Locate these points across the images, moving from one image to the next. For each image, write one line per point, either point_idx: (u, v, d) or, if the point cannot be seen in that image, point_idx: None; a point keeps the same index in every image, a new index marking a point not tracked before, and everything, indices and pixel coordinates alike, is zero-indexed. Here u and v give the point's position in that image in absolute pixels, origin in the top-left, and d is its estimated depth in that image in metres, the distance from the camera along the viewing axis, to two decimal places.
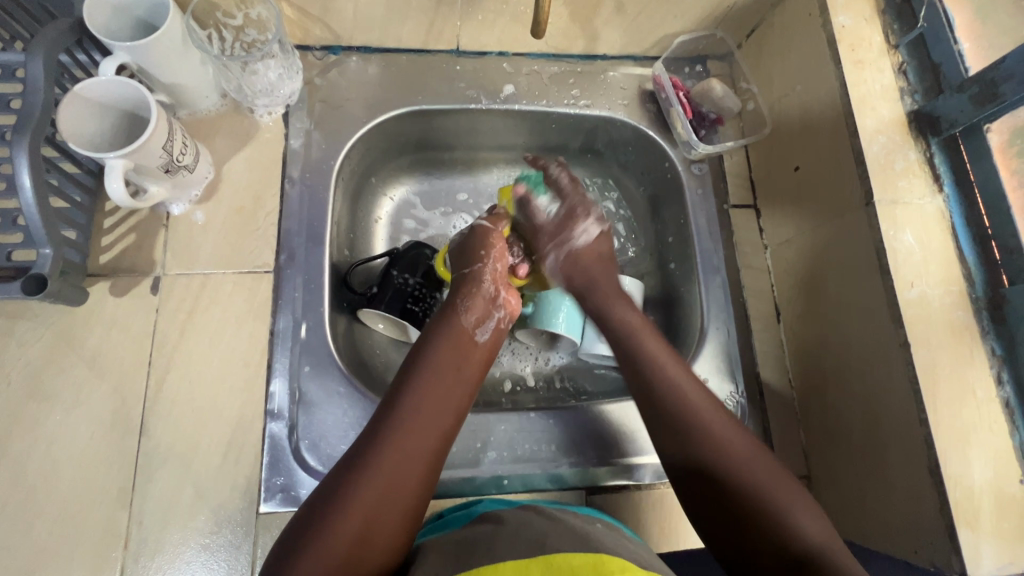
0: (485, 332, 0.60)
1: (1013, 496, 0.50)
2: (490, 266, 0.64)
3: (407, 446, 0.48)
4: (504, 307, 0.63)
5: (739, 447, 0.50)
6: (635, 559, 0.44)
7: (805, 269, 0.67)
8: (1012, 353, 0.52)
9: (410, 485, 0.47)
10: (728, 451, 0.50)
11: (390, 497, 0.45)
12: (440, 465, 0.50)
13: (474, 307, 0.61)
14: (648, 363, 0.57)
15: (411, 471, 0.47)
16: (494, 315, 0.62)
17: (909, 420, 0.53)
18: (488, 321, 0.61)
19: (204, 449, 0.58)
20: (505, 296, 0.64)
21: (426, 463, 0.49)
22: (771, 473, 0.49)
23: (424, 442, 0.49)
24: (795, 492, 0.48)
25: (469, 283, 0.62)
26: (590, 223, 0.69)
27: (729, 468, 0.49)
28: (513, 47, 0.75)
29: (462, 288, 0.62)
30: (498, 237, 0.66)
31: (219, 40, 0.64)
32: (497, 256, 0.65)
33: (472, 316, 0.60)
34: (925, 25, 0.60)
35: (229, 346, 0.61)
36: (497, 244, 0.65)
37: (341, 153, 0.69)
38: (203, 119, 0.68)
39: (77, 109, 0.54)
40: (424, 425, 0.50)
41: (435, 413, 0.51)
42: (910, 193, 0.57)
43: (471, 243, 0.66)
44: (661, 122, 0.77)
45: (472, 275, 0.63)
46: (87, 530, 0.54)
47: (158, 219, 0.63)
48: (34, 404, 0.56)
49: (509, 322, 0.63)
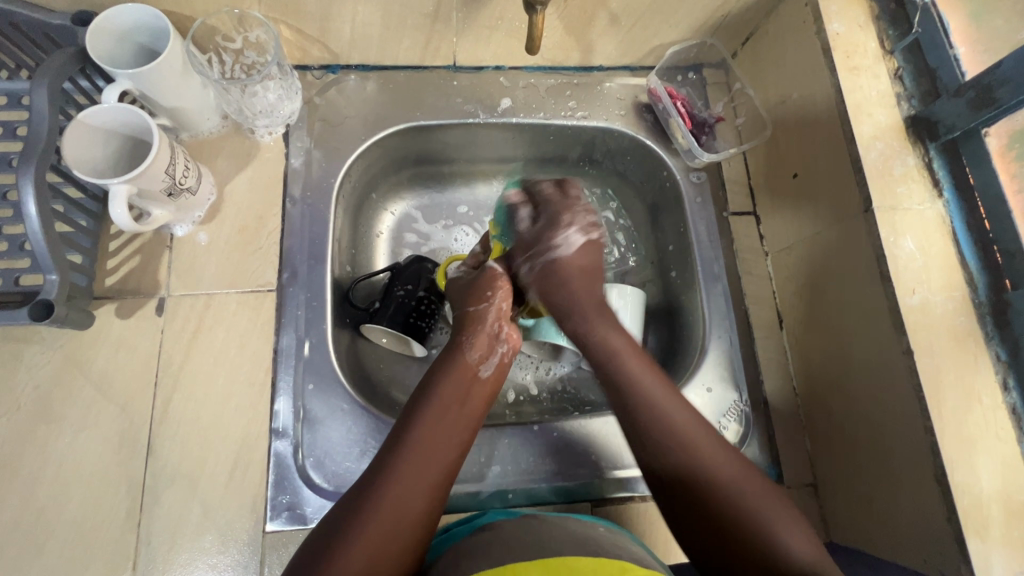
0: (488, 366, 0.58)
1: (1022, 503, 0.49)
2: (495, 306, 0.61)
3: (413, 478, 0.48)
4: (507, 342, 0.61)
5: (721, 463, 0.49)
6: (638, 562, 0.45)
7: (808, 277, 0.67)
8: (1017, 358, 0.51)
9: (413, 514, 0.46)
10: (689, 449, 0.50)
11: (394, 533, 0.45)
12: (443, 497, 0.50)
13: (478, 343, 0.59)
14: (612, 361, 0.56)
15: (413, 503, 0.47)
16: (497, 350, 0.59)
17: (915, 427, 0.52)
18: (491, 355, 0.59)
19: (210, 470, 0.58)
20: (508, 330, 0.61)
21: (429, 492, 0.48)
22: (792, 531, 0.46)
23: (426, 474, 0.49)
24: (740, 475, 0.49)
25: (472, 322, 0.60)
26: (574, 230, 0.62)
27: (681, 442, 0.51)
28: (509, 61, 0.75)
29: (466, 327, 0.60)
30: (506, 281, 0.63)
31: (219, 64, 0.66)
32: (503, 295, 0.62)
33: (476, 352, 0.58)
34: (920, 30, 0.60)
35: (233, 365, 0.62)
36: (503, 287, 0.62)
37: (341, 170, 0.70)
38: (205, 141, 0.69)
39: (83, 135, 0.55)
40: (428, 458, 0.50)
41: (436, 444, 0.51)
42: (909, 199, 0.57)
43: (477, 280, 0.64)
44: (660, 132, 0.77)
45: (477, 315, 0.60)
46: (97, 550, 0.55)
47: (162, 241, 0.64)
48: (42, 427, 0.57)
49: (513, 355, 0.61)
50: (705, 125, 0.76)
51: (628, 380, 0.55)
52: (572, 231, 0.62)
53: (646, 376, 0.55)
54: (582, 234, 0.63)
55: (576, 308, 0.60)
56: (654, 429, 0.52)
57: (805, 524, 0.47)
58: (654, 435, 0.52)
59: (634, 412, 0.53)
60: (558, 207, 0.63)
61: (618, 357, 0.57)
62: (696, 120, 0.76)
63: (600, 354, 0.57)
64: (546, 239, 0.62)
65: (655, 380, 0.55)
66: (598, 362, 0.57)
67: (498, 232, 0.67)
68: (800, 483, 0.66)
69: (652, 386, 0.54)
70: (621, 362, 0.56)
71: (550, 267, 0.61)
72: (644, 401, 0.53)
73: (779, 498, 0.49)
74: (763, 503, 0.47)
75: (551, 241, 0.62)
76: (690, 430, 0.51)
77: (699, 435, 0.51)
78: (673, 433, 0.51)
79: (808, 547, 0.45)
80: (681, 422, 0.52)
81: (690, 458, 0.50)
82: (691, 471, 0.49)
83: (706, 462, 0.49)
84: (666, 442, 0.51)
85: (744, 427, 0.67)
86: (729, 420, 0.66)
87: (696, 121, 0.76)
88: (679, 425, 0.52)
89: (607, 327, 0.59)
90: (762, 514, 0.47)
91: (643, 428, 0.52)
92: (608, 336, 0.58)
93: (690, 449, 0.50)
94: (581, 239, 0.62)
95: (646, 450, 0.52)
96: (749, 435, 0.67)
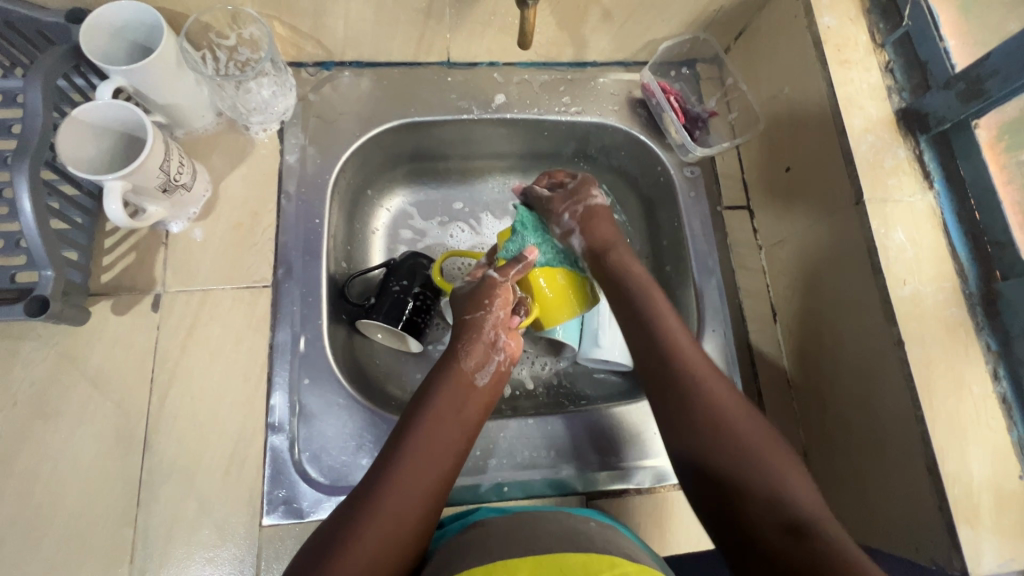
0: (484, 375, 0.58)
1: (1012, 492, 0.50)
2: (493, 314, 0.60)
3: (410, 486, 0.48)
4: (504, 350, 0.60)
5: (734, 403, 0.51)
6: (631, 557, 0.45)
7: (801, 269, 0.67)
8: (1007, 348, 0.52)
9: (410, 522, 0.47)
10: (708, 389, 0.52)
11: (392, 540, 0.45)
12: (440, 504, 0.50)
13: (474, 351, 0.58)
14: (640, 298, 0.59)
15: (411, 510, 0.47)
16: (493, 359, 0.59)
17: (906, 417, 0.53)
18: (487, 364, 0.59)
19: (206, 465, 0.58)
20: (506, 339, 0.61)
21: (426, 500, 0.48)
22: (796, 482, 0.46)
23: (423, 484, 0.49)
24: (751, 418, 0.51)
25: (469, 329, 0.59)
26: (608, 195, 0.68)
27: (698, 380, 0.53)
28: (503, 57, 0.76)
29: (463, 333, 0.59)
30: (507, 288, 0.61)
31: (214, 61, 0.66)
32: (502, 304, 0.60)
33: (472, 361, 0.58)
34: (909, 24, 0.61)
35: (229, 360, 0.62)
36: (503, 295, 0.60)
37: (336, 166, 0.70)
38: (200, 137, 0.69)
39: (77, 132, 0.55)
40: (426, 468, 0.50)
41: (433, 454, 0.51)
42: (900, 191, 0.57)
43: (476, 287, 0.62)
44: (653, 127, 0.77)
45: (473, 323, 0.59)
46: (94, 545, 0.55)
47: (157, 237, 0.64)
48: (38, 423, 0.57)
49: (509, 363, 0.61)
50: (698, 120, 0.77)
51: (652, 317, 0.57)
52: (600, 195, 0.66)
53: (670, 321, 0.58)
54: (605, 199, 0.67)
55: (609, 251, 0.63)
56: (676, 362, 0.54)
57: (805, 473, 0.48)
58: (676, 370, 0.54)
59: (657, 345, 0.55)
60: (580, 180, 0.67)
61: (645, 295, 0.59)
62: (690, 115, 0.77)
63: (624, 301, 0.60)
64: (585, 192, 0.66)
65: (679, 323, 0.57)
66: (623, 302, 0.60)
67: (505, 237, 0.65)
68: None
69: (675, 328, 0.57)
70: (649, 302, 0.59)
71: (589, 214, 0.65)
72: (667, 338, 0.56)
73: (785, 446, 0.50)
74: (768, 449, 0.48)
75: (586, 194, 0.66)
76: (706, 370, 0.54)
77: (716, 381, 0.53)
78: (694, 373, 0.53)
79: (811, 496, 0.46)
80: (699, 363, 0.54)
81: (705, 394, 0.52)
82: (705, 403, 0.51)
83: (721, 398, 0.52)
84: (686, 375, 0.53)
85: None
86: None
87: (690, 115, 0.77)
88: (696, 365, 0.54)
89: (639, 270, 0.62)
90: (769, 458, 0.48)
91: (664, 362, 0.54)
92: (641, 278, 0.61)
93: (706, 385, 0.52)
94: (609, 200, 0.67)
95: (664, 382, 0.54)
96: None
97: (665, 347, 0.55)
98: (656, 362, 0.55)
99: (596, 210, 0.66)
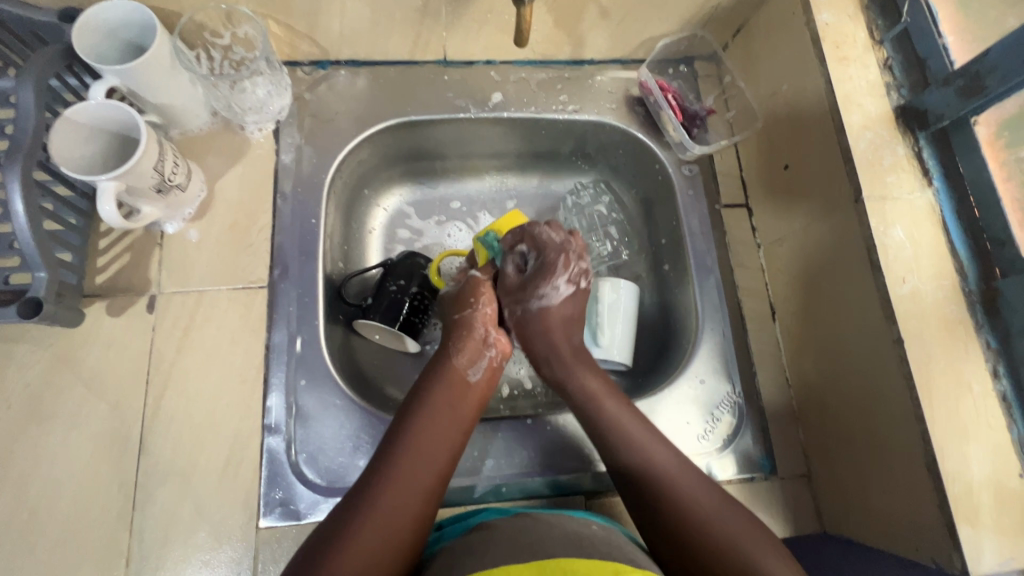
0: (477, 370, 0.59)
1: (1012, 490, 0.49)
2: (480, 311, 0.63)
3: (407, 481, 0.48)
4: (495, 346, 0.62)
5: (694, 499, 0.50)
6: (632, 563, 0.45)
7: (800, 267, 0.67)
8: (1007, 346, 0.51)
9: (409, 516, 0.47)
10: (669, 490, 0.51)
11: (390, 533, 0.45)
12: (438, 499, 0.50)
13: (466, 348, 0.60)
14: (592, 405, 0.58)
15: (409, 505, 0.47)
16: (486, 354, 0.60)
17: (905, 415, 0.52)
18: (480, 360, 0.60)
19: (202, 467, 0.58)
20: (496, 335, 0.62)
21: (424, 495, 0.48)
22: (767, 557, 0.45)
23: (420, 479, 0.49)
24: (716, 508, 0.50)
25: (460, 327, 0.62)
26: (564, 281, 0.63)
27: (659, 481, 0.52)
28: (500, 55, 0.75)
29: (454, 331, 0.61)
30: (490, 288, 0.65)
31: (208, 60, 0.66)
32: (487, 300, 0.64)
33: (464, 357, 0.59)
34: (908, 20, 0.60)
35: (225, 361, 0.61)
36: (487, 291, 0.64)
37: (332, 166, 0.70)
38: (195, 137, 0.68)
39: (70, 132, 0.55)
40: (423, 462, 0.50)
41: (429, 448, 0.51)
42: (899, 188, 0.57)
43: (462, 288, 0.66)
44: (651, 125, 0.77)
45: (463, 321, 0.62)
46: (89, 548, 0.55)
47: (152, 238, 0.64)
48: (33, 426, 0.57)
49: (502, 360, 0.62)
50: (697, 118, 0.76)
51: (606, 424, 0.56)
52: (559, 282, 0.63)
53: (625, 418, 0.56)
54: (570, 284, 0.63)
55: (558, 351, 0.61)
56: (636, 471, 0.53)
57: (784, 554, 0.47)
58: (639, 486, 0.52)
59: (614, 456, 0.55)
60: (550, 255, 0.63)
61: (595, 400, 0.58)
62: (688, 112, 0.76)
63: (580, 415, 0.59)
64: (534, 289, 0.62)
65: (633, 419, 0.56)
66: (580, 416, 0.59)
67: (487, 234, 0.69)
68: (793, 474, 0.66)
69: (630, 428, 0.56)
70: (600, 407, 0.58)
71: (534, 317, 0.62)
72: (623, 440, 0.55)
73: (756, 527, 0.49)
74: (739, 534, 0.47)
75: (534, 292, 0.62)
76: (667, 470, 0.53)
77: (681, 473, 0.53)
78: (648, 475, 0.53)
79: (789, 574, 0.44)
80: (659, 463, 0.53)
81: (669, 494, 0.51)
82: (667, 506, 0.50)
83: (682, 497, 0.50)
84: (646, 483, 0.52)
85: (736, 419, 0.67)
86: (722, 412, 0.67)
87: (688, 113, 0.76)
88: (654, 465, 0.53)
89: (584, 371, 0.60)
90: (739, 545, 0.46)
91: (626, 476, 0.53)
92: (590, 383, 0.59)
93: (666, 486, 0.51)
94: (570, 289, 0.63)
95: (628, 495, 0.53)
96: (742, 427, 0.67)
97: (621, 451, 0.54)
98: (620, 476, 0.54)
99: (545, 307, 0.63)
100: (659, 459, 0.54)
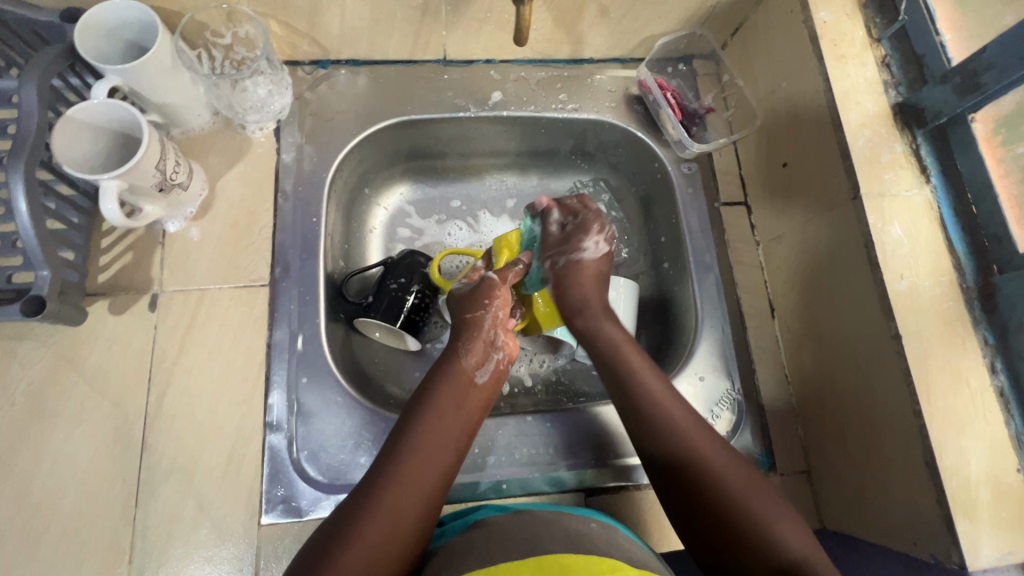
0: (484, 373, 0.58)
1: (1010, 485, 0.50)
2: (492, 311, 0.61)
3: (412, 485, 0.48)
4: (503, 349, 0.61)
5: (714, 456, 0.50)
6: (631, 560, 0.45)
7: (799, 264, 0.67)
8: (1005, 342, 0.52)
9: (411, 521, 0.47)
10: (688, 442, 0.51)
11: (392, 538, 0.45)
12: (440, 503, 0.50)
13: (475, 350, 0.58)
14: (613, 355, 0.58)
15: (412, 509, 0.47)
16: (493, 357, 0.59)
17: (904, 411, 0.53)
18: (488, 363, 0.59)
19: (204, 464, 0.58)
20: (505, 337, 0.61)
21: (428, 499, 0.48)
22: (787, 521, 0.46)
23: (424, 483, 0.49)
24: (736, 468, 0.50)
25: (470, 326, 0.60)
26: (600, 241, 0.64)
27: (681, 435, 0.52)
28: (499, 54, 0.76)
29: (464, 330, 0.60)
30: (504, 290, 0.63)
31: (209, 60, 0.66)
32: (501, 304, 0.61)
33: (473, 358, 0.58)
34: (906, 18, 0.60)
35: (227, 360, 0.62)
36: (502, 295, 0.61)
37: (333, 165, 0.70)
38: (196, 137, 0.69)
39: (73, 132, 0.55)
40: (427, 465, 0.50)
41: (434, 454, 0.51)
42: (897, 185, 0.57)
43: (475, 288, 0.63)
44: (651, 124, 0.77)
45: (474, 321, 0.60)
46: (93, 545, 0.55)
47: (154, 237, 0.64)
48: (36, 424, 0.57)
49: (508, 363, 0.61)
50: (694, 118, 0.77)
51: (626, 377, 0.56)
52: (597, 240, 0.64)
53: (647, 375, 0.56)
54: (606, 244, 0.64)
55: (588, 304, 0.61)
56: (655, 425, 0.53)
57: (799, 518, 0.48)
58: (661, 439, 0.52)
59: (634, 402, 0.55)
60: (589, 216, 0.65)
61: (618, 355, 0.58)
62: (686, 113, 0.76)
63: (602, 365, 0.59)
64: (576, 240, 0.63)
65: (653, 375, 0.56)
66: (603, 365, 0.59)
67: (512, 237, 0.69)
68: (792, 470, 0.66)
69: (653, 384, 0.55)
70: (624, 362, 0.57)
71: (571, 267, 0.63)
72: (642, 393, 0.55)
73: (772, 492, 0.49)
74: (754, 497, 0.48)
75: (577, 243, 0.63)
76: (685, 423, 0.53)
77: (696, 428, 0.52)
78: (670, 429, 0.52)
79: (801, 539, 0.46)
80: (678, 416, 0.53)
81: (682, 447, 0.51)
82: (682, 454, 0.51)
83: (701, 451, 0.51)
84: (666, 433, 0.52)
85: (736, 415, 0.67)
86: (722, 409, 0.67)
87: (686, 113, 0.76)
88: (676, 418, 0.53)
89: (611, 327, 0.60)
90: (755, 508, 0.47)
91: (642, 424, 0.54)
92: (614, 335, 0.59)
93: (684, 438, 0.52)
94: (605, 248, 0.64)
95: (646, 438, 0.53)
96: (742, 424, 0.67)
97: (642, 403, 0.54)
98: (637, 425, 0.54)
99: (582, 262, 0.63)
100: (679, 412, 0.53)
